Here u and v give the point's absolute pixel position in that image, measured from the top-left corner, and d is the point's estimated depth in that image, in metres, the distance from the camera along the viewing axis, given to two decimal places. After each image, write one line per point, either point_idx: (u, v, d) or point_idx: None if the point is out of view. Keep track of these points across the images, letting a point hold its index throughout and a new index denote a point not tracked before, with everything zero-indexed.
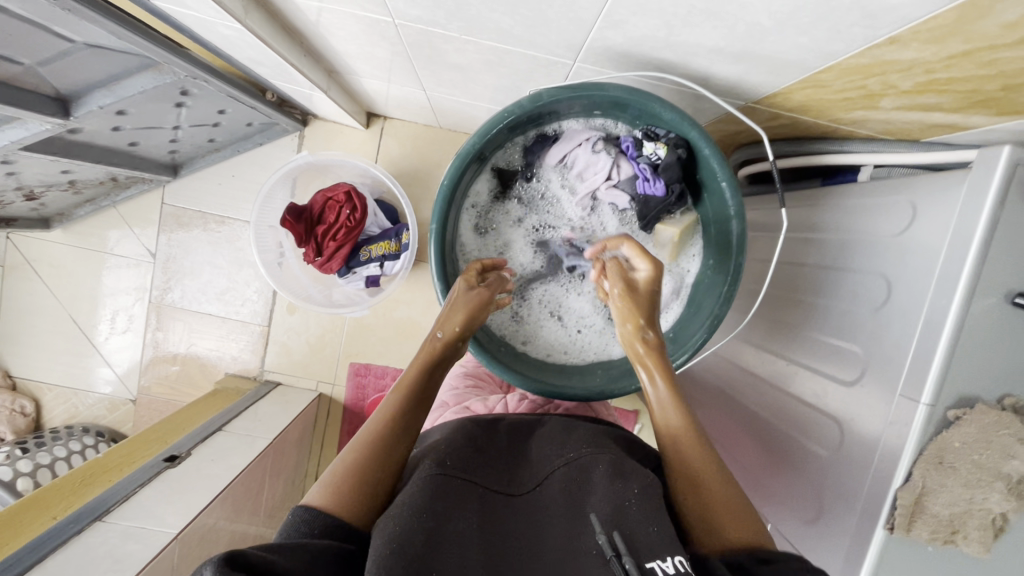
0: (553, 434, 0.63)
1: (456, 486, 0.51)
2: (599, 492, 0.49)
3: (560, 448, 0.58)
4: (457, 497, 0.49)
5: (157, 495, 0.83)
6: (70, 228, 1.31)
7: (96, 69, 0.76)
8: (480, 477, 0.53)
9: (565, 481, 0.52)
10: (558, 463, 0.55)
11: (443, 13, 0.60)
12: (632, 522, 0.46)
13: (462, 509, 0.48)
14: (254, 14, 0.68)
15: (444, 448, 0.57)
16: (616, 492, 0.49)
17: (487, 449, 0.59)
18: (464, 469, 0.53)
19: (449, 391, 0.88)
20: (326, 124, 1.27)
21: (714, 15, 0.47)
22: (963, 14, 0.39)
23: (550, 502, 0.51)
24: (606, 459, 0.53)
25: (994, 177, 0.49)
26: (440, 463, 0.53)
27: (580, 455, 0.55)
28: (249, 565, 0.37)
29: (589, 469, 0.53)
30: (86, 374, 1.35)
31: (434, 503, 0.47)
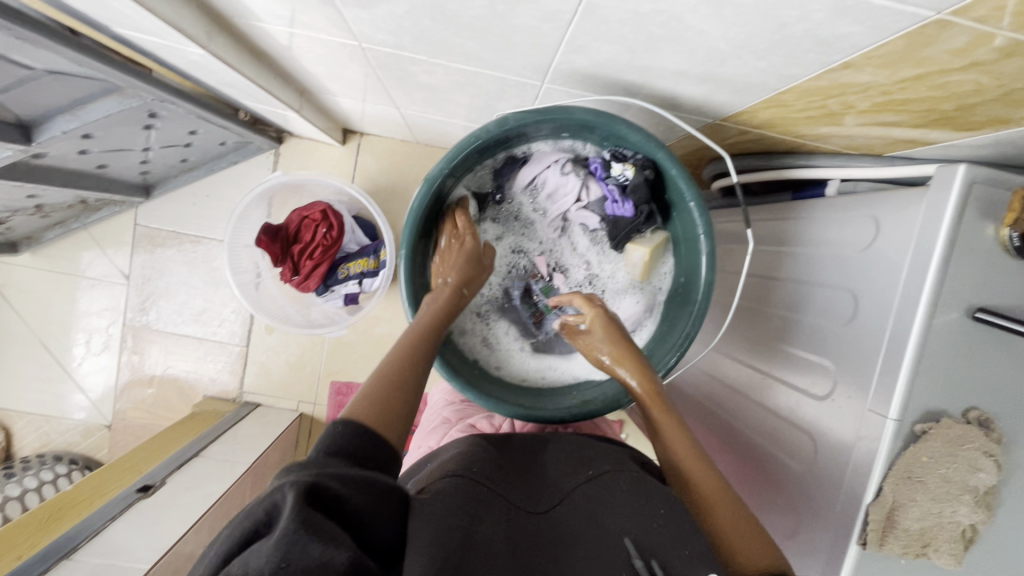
0: (568, 452, 0.62)
1: (484, 495, 0.50)
2: (625, 509, 0.49)
3: (579, 466, 0.58)
4: (483, 502, 0.49)
5: (129, 529, 0.81)
6: (40, 251, 1.28)
7: (57, 94, 0.75)
8: (502, 487, 0.52)
9: (589, 493, 0.53)
10: (577, 481, 0.55)
11: (408, 38, 0.60)
12: (665, 542, 0.46)
13: (491, 517, 0.47)
14: (219, 40, 0.68)
15: (465, 459, 0.57)
16: (643, 513, 0.49)
17: (506, 462, 0.59)
18: (489, 479, 0.53)
19: (448, 408, 0.86)
20: (302, 142, 1.26)
21: (673, 41, 0.48)
22: (911, 42, 0.40)
23: (575, 508, 0.51)
24: (627, 478, 0.54)
25: (951, 195, 0.51)
26: (467, 471, 0.53)
27: (600, 472, 0.56)
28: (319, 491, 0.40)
29: (612, 487, 0.53)
30: (59, 401, 1.32)
31: (462, 508, 0.47)
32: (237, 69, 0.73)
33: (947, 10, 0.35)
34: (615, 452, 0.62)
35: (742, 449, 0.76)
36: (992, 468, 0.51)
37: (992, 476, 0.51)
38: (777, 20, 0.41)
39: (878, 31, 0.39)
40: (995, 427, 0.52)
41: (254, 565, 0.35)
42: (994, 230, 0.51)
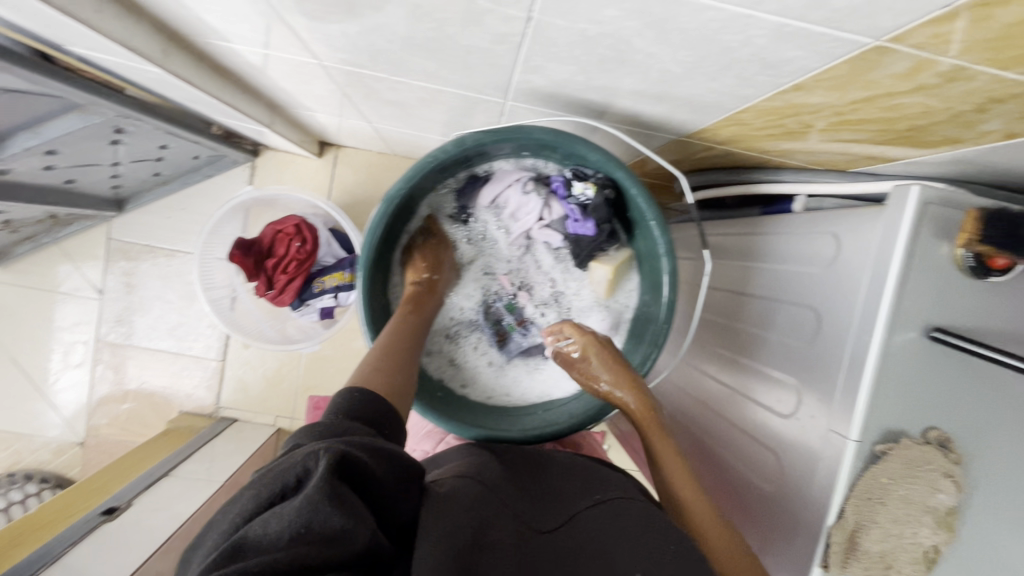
0: (571, 467, 0.59)
1: (495, 500, 0.49)
2: (636, 539, 0.46)
3: (585, 486, 0.55)
4: (493, 504, 0.48)
5: (90, 554, 0.79)
6: (11, 266, 1.26)
7: (17, 112, 0.74)
8: (510, 496, 0.51)
9: (599, 514, 0.50)
10: (584, 504, 0.52)
11: (367, 57, 0.60)
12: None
13: (499, 521, 0.46)
14: (178, 59, 0.67)
15: (472, 463, 0.56)
16: (655, 546, 0.45)
17: (515, 468, 0.57)
18: (500, 484, 0.52)
19: None
20: (278, 154, 1.25)
21: (624, 63, 0.47)
22: (855, 66, 0.40)
23: (583, 529, 0.48)
24: (639, 506, 0.51)
25: (906, 215, 0.50)
26: (478, 477, 0.53)
27: (608, 497, 0.53)
28: (347, 460, 0.41)
29: (622, 513, 0.50)
30: (31, 418, 1.29)
31: (474, 510, 0.46)
32: (198, 87, 0.72)
33: (884, 37, 0.35)
34: (615, 474, 0.59)
35: (711, 464, 0.76)
36: (952, 488, 0.51)
37: (951, 496, 0.51)
38: (721, 45, 0.41)
39: (820, 56, 0.39)
40: (954, 448, 0.52)
41: (273, 528, 0.36)
42: (949, 249, 0.51)
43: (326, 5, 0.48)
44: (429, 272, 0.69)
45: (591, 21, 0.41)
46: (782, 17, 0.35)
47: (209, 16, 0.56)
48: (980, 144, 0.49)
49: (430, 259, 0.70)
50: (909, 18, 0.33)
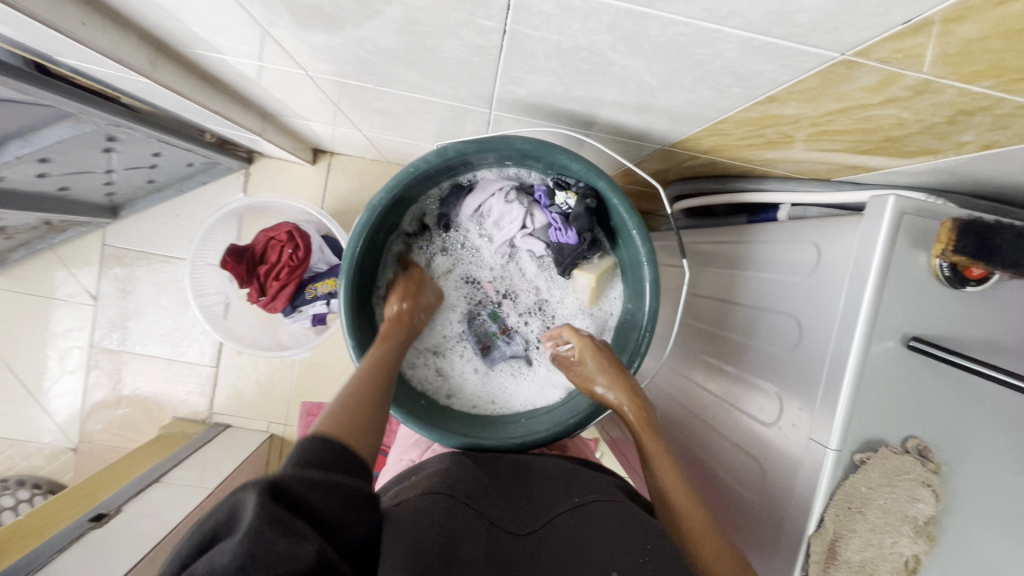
0: (554, 472, 0.60)
1: (466, 516, 0.49)
2: (609, 542, 0.47)
3: (565, 490, 0.56)
4: (463, 521, 0.48)
5: (77, 561, 0.79)
6: (6, 272, 1.26)
7: (8, 121, 0.75)
8: (486, 506, 0.51)
9: (575, 520, 0.51)
10: (563, 507, 0.53)
11: (352, 67, 0.60)
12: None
13: (470, 540, 0.46)
14: (167, 69, 0.68)
15: (448, 472, 0.56)
16: (628, 548, 0.46)
17: (494, 478, 0.57)
18: (473, 496, 0.52)
19: None
20: (272, 162, 1.26)
21: (601, 75, 0.48)
22: (825, 80, 0.40)
23: (560, 534, 0.49)
24: (616, 509, 0.51)
25: (882, 225, 0.51)
26: (451, 487, 0.52)
27: (587, 501, 0.53)
28: (284, 492, 0.40)
29: (599, 516, 0.50)
30: (24, 424, 1.30)
31: (441, 528, 0.46)
32: (187, 96, 0.73)
33: (849, 51, 0.36)
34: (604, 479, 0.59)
35: (698, 472, 0.76)
36: (931, 498, 0.50)
37: (931, 506, 0.50)
38: (693, 58, 0.41)
39: (790, 69, 0.40)
40: (932, 457, 0.52)
41: (217, 563, 0.34)
42: (927, 259, 0.51)
43: (308, 18, 0.48)
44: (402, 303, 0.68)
45: (565, 35, 0.41)
46: (748, 32, 0.36)
47: (196, 27, 0.57)
48: (958, 154, 0.49)
49: (403, 290, 0.69)
50: (871, 34, 0.33)
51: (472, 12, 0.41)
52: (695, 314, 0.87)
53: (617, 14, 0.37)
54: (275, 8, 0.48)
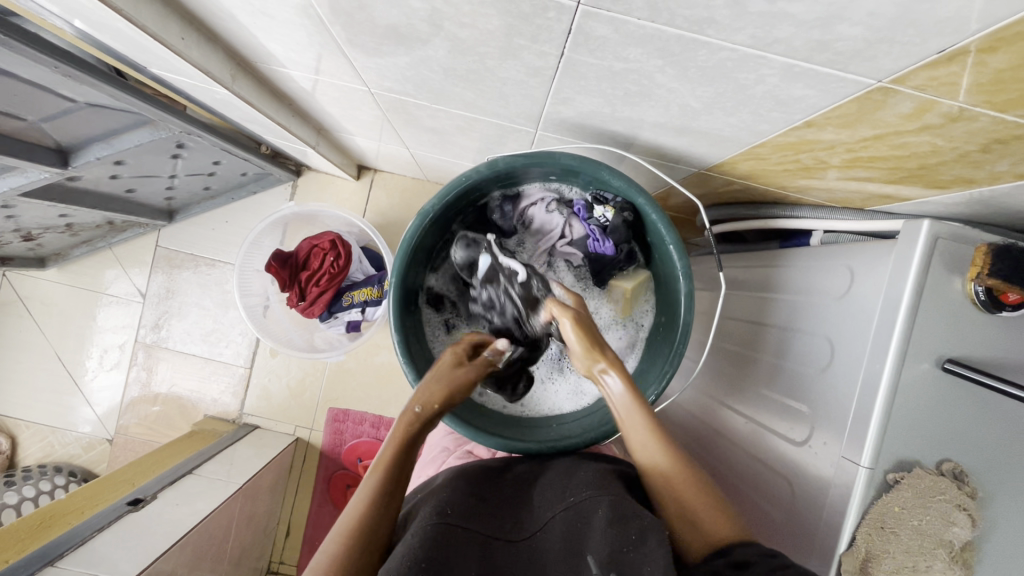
0: (557, 476, 0.60)
1: (459, 539, 0.48)
2: (598, 537, 0.47)
3: (561, 491, 0.56)
4: (456, 542, 0.48)
5: (114, 541, 0.82)
6: (65, 267, 1.34)
7: (95, 124, 0.82)
8: (482, 523, 0.52)
9: (567, 524, 0.51)
10: (556, 510, 0.53)
11: (412, 86, 0.65)
12: (636, 567, 0.43)
13: (464, 560, 0.46)
14: (245, 82, 0.75)
15: (445, 493, 0.56)
16: (616, 538, 0.46)
17: (491, 495, 0.58)
18: (465, 516, 0.51)
19: (447, 436, 0.80)
20: (319, 176, 1.33)
21: (647, 96, 0.52)
22: (862, 106, 0.43)
23: (554, 543, 0.49)
24: (606, 501, 0.51)
25: (917, 248, 0.52)
26: (442, 512, 0.51)
27: (580, 498, 0.53)
28: None
29: (590, 513, 0.51)
30: (67, 413, 1.35)
31: (432, 550, 0.45)
32: (257, 107, 0.80)
33: (886, 78, 0.38)
34: (602, 467, 0.59)
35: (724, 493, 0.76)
36: (967, 523, 0.50)
37: (967, 530, 0.50)
38: (736, 82, 0.44)
39: (829, 95, 0.43)
40: (969, 481, 0.52)
41: None
42: (962, 284, 0.53)
43: (381, 37, 0.53)
44: (416, 406, 0.60)
45: (617, 58, 0.45)
46: (790, 58, 0.39)
47: (276, 44, 0.63)
48: (993, 185, 0.50)
49: (423, 393, 0.62)
50: (908, 62, 0.36)
51: (535, 35, 0.45)
52: (724, 338, 0.88)
53: (668, 39, 0.40)
54: (352, 28, 0.53)
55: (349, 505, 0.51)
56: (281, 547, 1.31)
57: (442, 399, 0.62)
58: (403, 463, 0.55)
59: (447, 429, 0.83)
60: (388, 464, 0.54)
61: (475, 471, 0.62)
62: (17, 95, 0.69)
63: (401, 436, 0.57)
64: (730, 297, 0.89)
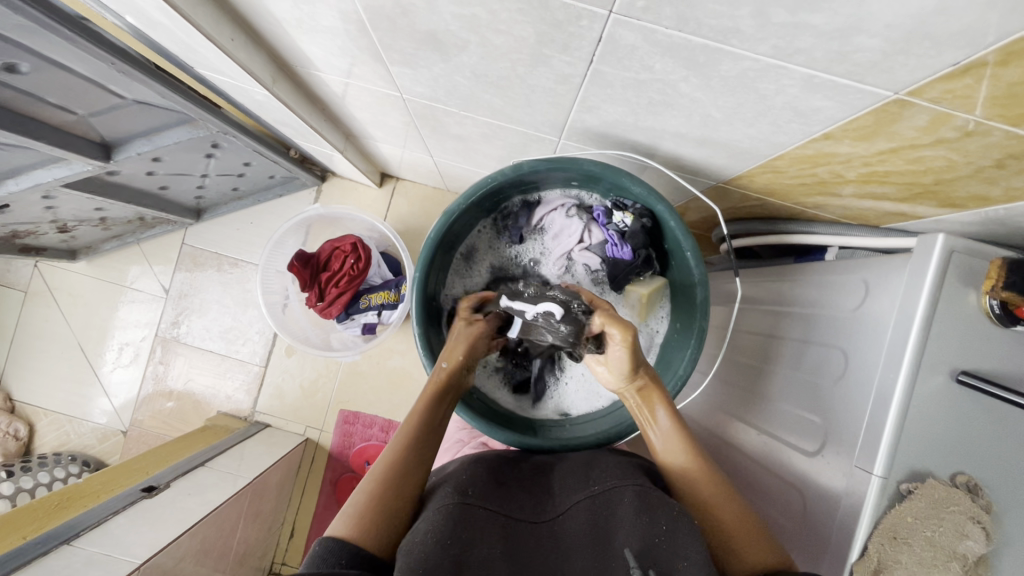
0: (576, 467, 0.61)
1: (482, 520, 0.50)
2: (626, 527, 0.48)
3: (583, 480, 0.57)
4: (479, 523, 0.49)
5: (128, 524, 0.83)
6: (94, 260, 1.39)
7: (139, 121, 0.86)
8: (504, 506, 0.53)
9: (591, 510, 0.52)
10: (579, 497, 0.54)
11: (443, 92, 0.68)
12: (666, 557, 0.44)
13: (488, 539, 0.48)
14: (284, 85, 0.79)
15: (466, 475, 0.57)
16: (645, 526, 0.47)
17: (511, 480, 0.59)
18: (485, 498, 0.53)
19: (460, 428, 0.83)
20: (343, 182, 1.37)
21: (670, 106, 0.54)
22: (878, 118, 0.45)
23: (576, 527, 0.51)
24: (631, 490, 0.52)
25: (932, 260, 0.53)
26: (462, 492, 0.53)
27: (605, 488, 0.54)
28: None
29: (615, 502, 0.52)
30: (84, 403, 1.38)
31: (455, 531, 0.47)
32: (293, 110, 0.83)
33: (902, 90, 0.40)
34: (623, 461, 0.60)
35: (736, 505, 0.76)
36: (981, 536, 0.50)
37: (981, 544, 0.50)
38: (757, 92, 0.46)
39: (847, 107, 0.45)
40: (984, 495, 0.52)
41: None
42: (977, 298, 0.53)
43: (419, 43, 0.56)
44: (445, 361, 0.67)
45: (644, 68, 0.48)
46: (810, 69, 0.41)
47: (317, 48, 0.66)
48: (1006, 203, 0.52)
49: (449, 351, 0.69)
50: (924, 74, 0.38)
51: (567, 43, 0.48)
52: (736, 350, 0.88)
53: (694, 48, 0.43)
54: (393, 34, 0.56)
55: (383, 453, 0.56)
56: (284, 548, 1.30)
57: (466, 353, 0.69)
58: (431, 415, 0.61)
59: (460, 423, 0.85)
60: (418, 416, 0.60)
61: (492, 458, 0.63)
62: (72, 89, 0.74)
63: (429, 394, 0.63)
64: (744, 311, 0.90)
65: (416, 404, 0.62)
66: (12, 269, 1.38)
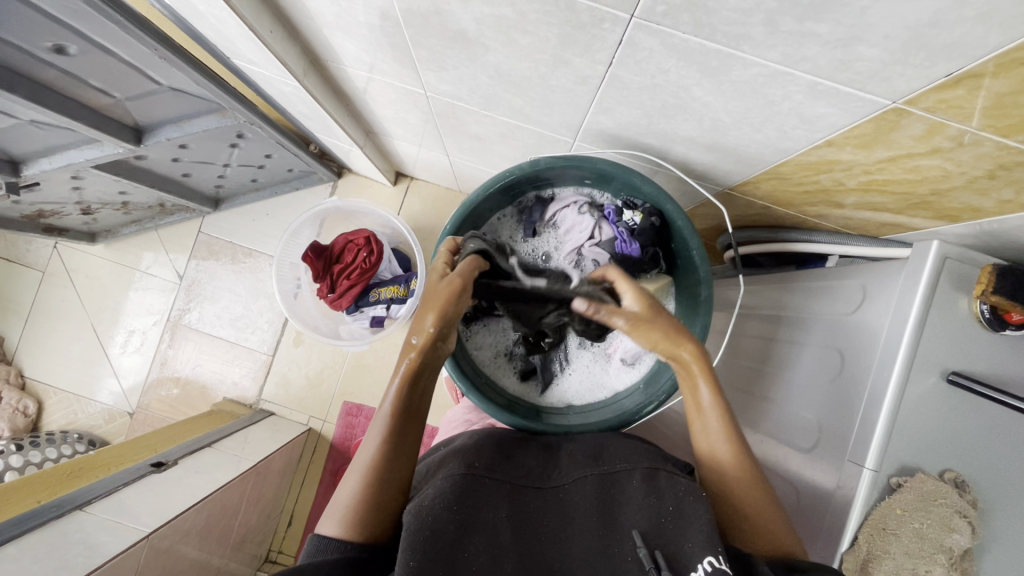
0: (585, 447, 0.63)
1: (490, 490, 0.52)
2: (634, 504, 0.52)
3: (591, 458, 0.60)
4: (486, 494, 0.52)
5: (137, 496, 0.85)
6: (112, 244, 1.42)
7: (172, 107, 0.90)
8: (512, 477, 0.55)
9: (598, 485, 0.55)
10: (586, 472, 0.57)
11: (466, 90, 0.72)
12: (670, 534, 0.48)
13: (495, 509, 0.51)
14: (313, 78, 0.82)
15: (474, 448, 0.59)
16: (652, 508, 0.51)
17: (519, 454, 0.61)
18: (492, 469, 0.55)
19: (470, 411, 0.87)
20: (359, 178, 1.41)
21: (682, 109, 0.57)
22: (878, 126, 0.48)
23: (581, 499, 0.54)
24: (639, 474, 0.55)
25: (926, 265, 0.56)
26: (470, 463, 0.56)
27: (613, 469, 0.57)
28: None
29: (623, 483, 0.55)
30: (92, 383, 1.41)
31: (463, 496, 0.51)
32: (320, 102, 0.87)
33: (900, 99, 0.44)
34: (635, 444, 0.62)
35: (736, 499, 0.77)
36: (967, 530, 0.52)
37: (967, 538, 0.52)
38: (765, 98, 0.50)
39: (849, 114, 0.48)
40: (971, 491, 0.54)
41: None
42: (968, 304, 0.56)
43: (447, 41, 0.60)
44: (412, 336, 0.62)
45: (659, 71, 0.51)
46: (815, 76, 0.44)
47: (349, 43, 0.70)
48: (998, 214, 0.54)
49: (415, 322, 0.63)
50: (920, 83, 0.41)
51: (589, 45, 0.51)
52: (735, 354, 0.90)
53: (708, 53, 0.46)
54: (423, 31, 0.59)
55: (362, 448, 0.56)
56: (281, 536, 1.32)
57: (435, 320, 0.62)
58: (407, 400, 0.59)
59: (468, 406, 0.89)
60: (394, 405, 0.58)
61: (502, 434, 0.66)
62: (113, 72, 0.77)
63: (405, 374, 0.60)
64: (744, 317, 0.92)
65: (393, 386, 0.59)
66: (33, 249, 1.41)
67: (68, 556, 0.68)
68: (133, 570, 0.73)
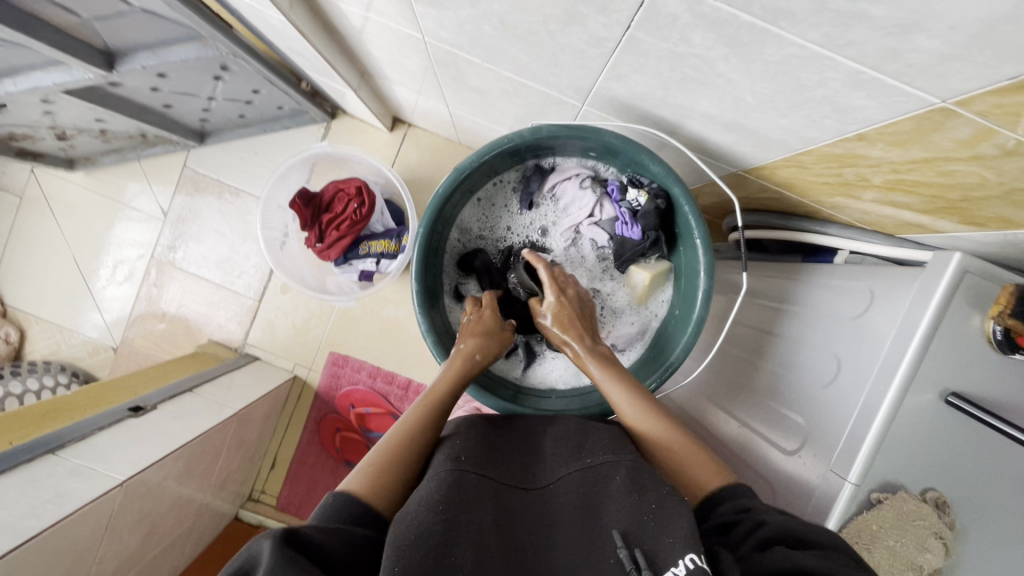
0: (567, 434, 0.62)
1: (472, 484, 0.52)
2: (617, 502, 0.50)
3: (575, 450, 0.58)
4: (469, 491, 0.51)
5: (112, 441, 0.85)
6: (93, 173, 1.36)
7: (144, 31, 0.82)
8: (494, 472, 0.55)
9: (583, 483, 0.53)
10: (569, 469, 0.56)
11: (467, 39, 0.65)
12: (651, 533, 0.47)
13: (480, 507, 0.49)
14: (299, 10, 0.74)
15: (461, 441, 0.59)
16: (634, 505, 0.49)
17: (505, 445, 0.61)
18: (477, 464, 0.55)
19: None
20: (353, 121, 1.33)
21: (703, 84, 0.51)
22: (919, 125, 0.43)
23: (566, 499, 0.52)
24: (623, 468, 0.53)
25: (942, 280, 0.52)
26: (456, 458, 0.55)
27: (597, 461, 0.55)
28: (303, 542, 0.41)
29: (606, 479, 0.53)
30: (75, 315, 1.38)
31: (448, 494, 0.49)
32: (310, 40, 0.79)
33: (951, 99, 0.38)
34: (618, 433, 0.61)
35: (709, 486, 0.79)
36: (939, 550, 0.52)
37: (938, 558, 0.52)
38: (798, 82, 0.44)
39: (888, 109, 0.43)
40: (950, 512, 0.53)
41: None
42: (980, 321, 0.53)
43: None
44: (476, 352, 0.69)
45: (682, 40, 0.45)
46: (858, 64, 0.39)
47: None
48: None
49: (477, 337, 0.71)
50: (977, 84, 0.36)
51: (605, 3, 0.45)
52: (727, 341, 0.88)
53: (740, 27, 0.40)
54: None
55: (400, 420, 0.59)
56: (265, 478, 1.34)
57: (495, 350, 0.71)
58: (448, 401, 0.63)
59: None
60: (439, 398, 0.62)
61: (483, 421, 0.65)
62: None
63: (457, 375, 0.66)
64: (742, 303, 0.89)
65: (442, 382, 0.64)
66: (9, 171, 1.35)
67: (38, 501, 0.68)
68: (106, 516, 0.74)
